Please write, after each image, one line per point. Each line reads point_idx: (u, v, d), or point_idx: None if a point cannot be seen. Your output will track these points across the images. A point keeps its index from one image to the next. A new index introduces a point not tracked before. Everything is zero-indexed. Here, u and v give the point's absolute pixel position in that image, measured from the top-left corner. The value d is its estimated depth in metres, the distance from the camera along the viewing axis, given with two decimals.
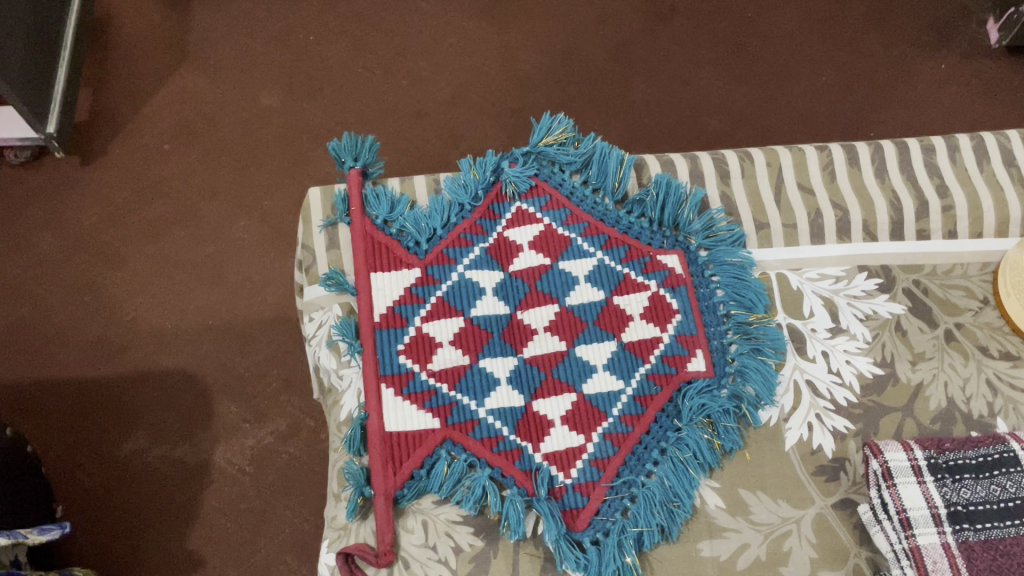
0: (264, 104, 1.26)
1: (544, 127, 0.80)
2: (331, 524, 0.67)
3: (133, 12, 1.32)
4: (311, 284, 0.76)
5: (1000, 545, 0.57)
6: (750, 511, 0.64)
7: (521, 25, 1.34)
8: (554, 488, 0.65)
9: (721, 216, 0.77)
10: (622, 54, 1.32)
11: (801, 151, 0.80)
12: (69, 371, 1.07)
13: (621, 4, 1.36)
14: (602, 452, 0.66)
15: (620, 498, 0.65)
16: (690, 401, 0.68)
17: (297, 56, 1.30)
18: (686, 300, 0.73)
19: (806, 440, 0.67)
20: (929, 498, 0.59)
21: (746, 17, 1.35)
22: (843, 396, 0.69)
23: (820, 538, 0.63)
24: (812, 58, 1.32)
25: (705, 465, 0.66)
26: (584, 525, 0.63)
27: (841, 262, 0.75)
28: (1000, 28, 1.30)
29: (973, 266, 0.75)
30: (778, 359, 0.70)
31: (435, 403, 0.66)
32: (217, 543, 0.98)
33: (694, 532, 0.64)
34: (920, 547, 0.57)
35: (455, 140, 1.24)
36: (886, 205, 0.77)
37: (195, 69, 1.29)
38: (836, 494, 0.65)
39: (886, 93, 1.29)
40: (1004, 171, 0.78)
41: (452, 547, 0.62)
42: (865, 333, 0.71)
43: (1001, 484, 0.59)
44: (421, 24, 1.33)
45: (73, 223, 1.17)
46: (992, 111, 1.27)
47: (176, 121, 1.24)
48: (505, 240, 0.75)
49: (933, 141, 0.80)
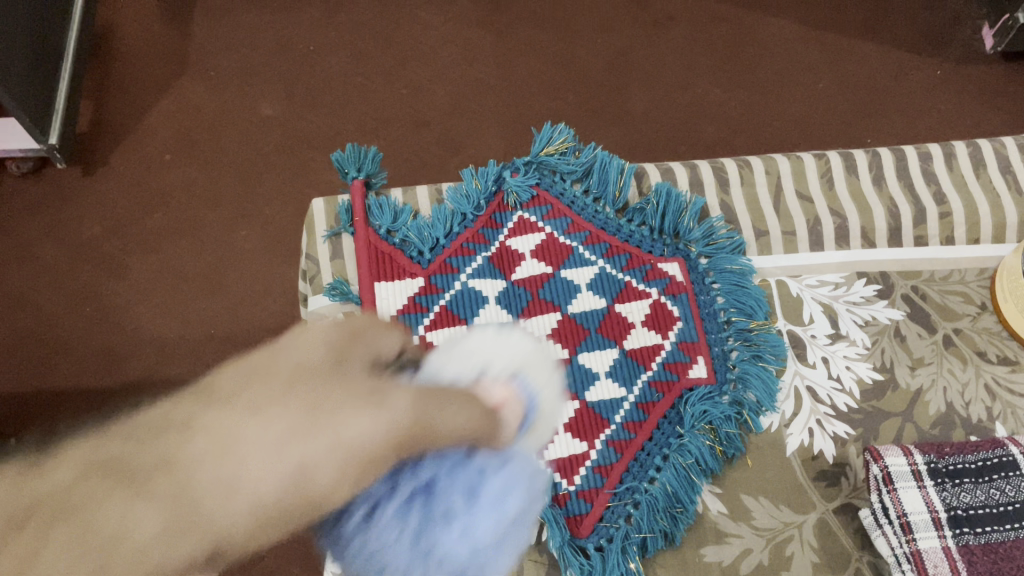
0: (264, 113, 1.27)
1: (545, 137, 0.81)
2: None
3: (133, 23, 1.33)
4: (315, 294, 0.75)
5: (1000, 549, 0.57)
6: (752, 517, 0.65)
7: (519, 34, 1.35)
8: (558, 494, 0.66)
9: (720, 223, 0.77)
10: (619, 62, 1.33)
11: (798, 158, 0.81)
12: (72, 381, 1.08)
13: (618, 12, 1.37)
14: (606, 459, 0.67)
15: (623, 504, 0.66)
16: (692, 408, 0.69)
17: (298, 67, 1.31)
18: (686, 307, 0.74)
19: (807, 445, 0.68)
20: (929, 502, 0.60)
21: (743, 24, 1.36)
22: (843, 401, 0.69)
23: (821, 543, 0.64)
24: (809, 66, 1.33)
25: (707, 471, 0.67)
26: (588, 532, 0.65)
27: (840, 268, 0.75)
28: (995, 35, 1.31)
29: (971, 271, 0.75)
30: (779, 366, 0.71)
31: None
32: None
33: (697, 537, 0.64)
34: (920, 551, 0.58)
35: (454, 149, 1.25)
36: (883, 212, 0.77)
37: (196, 80, 1.29)
38: (837, 499, 0.65)
39: (882, 99, 1.30)
40: (999, 177, 0.79)
41: None
42: (864, 339, 0.72)
43: (1000, 487, 0.60)
44: (419, 34, 1.34)
45: (75, 233, 1.17)
46: (987, 116, 1.28)
47: (177, 132, 1.25)
48: (507, 249, 0.76)
49: (929, 148, 0.81)
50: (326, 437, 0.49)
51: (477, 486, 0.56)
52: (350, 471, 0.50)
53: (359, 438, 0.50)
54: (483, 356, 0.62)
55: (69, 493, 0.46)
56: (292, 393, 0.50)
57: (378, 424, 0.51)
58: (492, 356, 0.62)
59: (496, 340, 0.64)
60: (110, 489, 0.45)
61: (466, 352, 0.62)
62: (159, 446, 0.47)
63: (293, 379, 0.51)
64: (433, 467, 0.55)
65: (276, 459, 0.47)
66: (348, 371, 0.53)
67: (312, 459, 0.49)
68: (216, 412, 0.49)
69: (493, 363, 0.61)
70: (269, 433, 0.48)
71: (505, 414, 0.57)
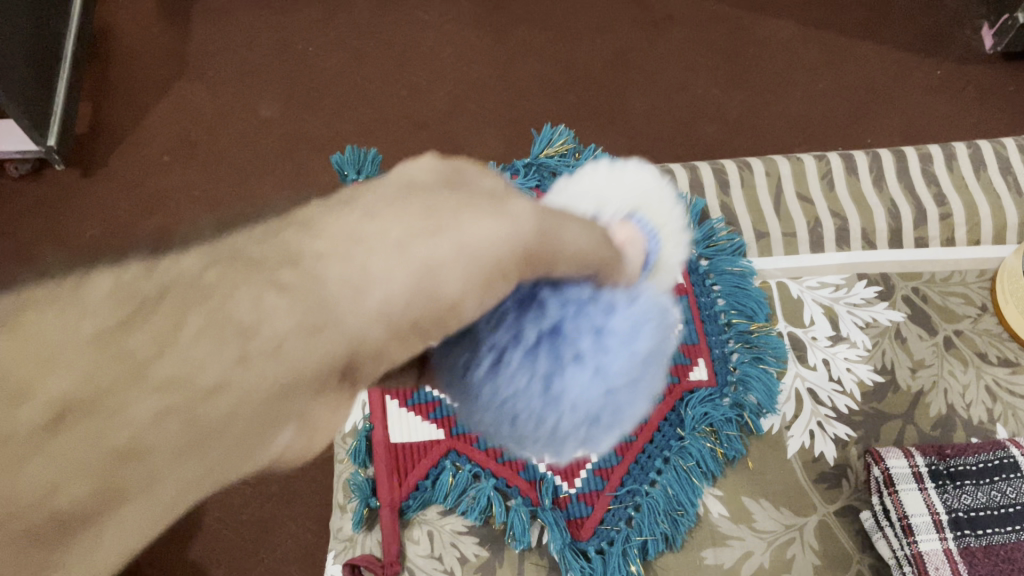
0: (263, 114, 1.27)
1: (545, 139, 0.81)
2: (337, 535, 0.66)
3: (132, 24, 1.33)
4: None
5: (1001, 551, 0.57)
6: (753, 520, 0.65)
7: (519, 34, 1.34)
8: (558, 497, 0.66)
9: (721, 224, 0.77)
10: (619, 62, 1.33)
11: (799, 160, 0.81)
12: None
13: (618, 12, 1.37)
14: (606, 461, 0.67)
15: (624, 506, 0.65)
16: (693, 410, 0.69)
17: (297, 67, 1.31)
18: (686, 309, 0.74)
19: (808, 447, 0.67)
20: (930, 504, 0.59)
21: (742, 24, 1.36)
22: (844, 403, 0.69)
23: (822, 546, 0.64)
24: (809, 66, 1.33)
25: (708, 473, 0.67)
26: (589, 534, 0.64)
27: (840, 270, 0.75)
28: (995, 35, 1.31)
29: (971, 273, 0.75)
30: (780, 367, 0.71)
31: (439, 414, 0.69)
32: (220, 554, 0.99)
33: (699, 540, 0.64)
34: (922, 553, 0.57)
35: (454, 149, 1.25)
36: (884, 213, 0.77)
37: (195, 81, 1.29)
38: (838, 501, 0.65)
39: (882, 99, 1.30)
40: (999, 178, 0.79)
41: (457, 557, 0.63)
42: (865, 341, 0.72)
43: (1001, 489, 0.59)
44: (418, 34, 1.34)
45: (74, 235, 1.17)
46: (988, 116, 1.28)
47: (176, 134, 1.25)
48: None
49: (929, 149, 0.81)
50: (446, 239, 0.38)
51: (601, 322, 0.49)
52: (476, 278, 0.39)
53: (484, 242, 0.39)
54: (594, 199, 0.63)
55: (200, 275, 0.35)
56: (412, 196, 0.40)
57: (502, 228, 0.39)
58: (607, 194, 0.64)
59: (610, 177, 0.66)
60: (235, 277, 0.35)
61: (580, 193, 0.64)
62: (277, 242, 0.37)
63: (395, 194, 0.40)
64: (560, 305, 0.48)
65: (396, 262, 0.37)
66: (463, 188, 0.42)
67: (432, 266, 0.38)
68: (337, 215, 0.38)
69: (608, 202, 0.63)
70: (393, 233, 0.38)
71: (626, 250, 0.57)
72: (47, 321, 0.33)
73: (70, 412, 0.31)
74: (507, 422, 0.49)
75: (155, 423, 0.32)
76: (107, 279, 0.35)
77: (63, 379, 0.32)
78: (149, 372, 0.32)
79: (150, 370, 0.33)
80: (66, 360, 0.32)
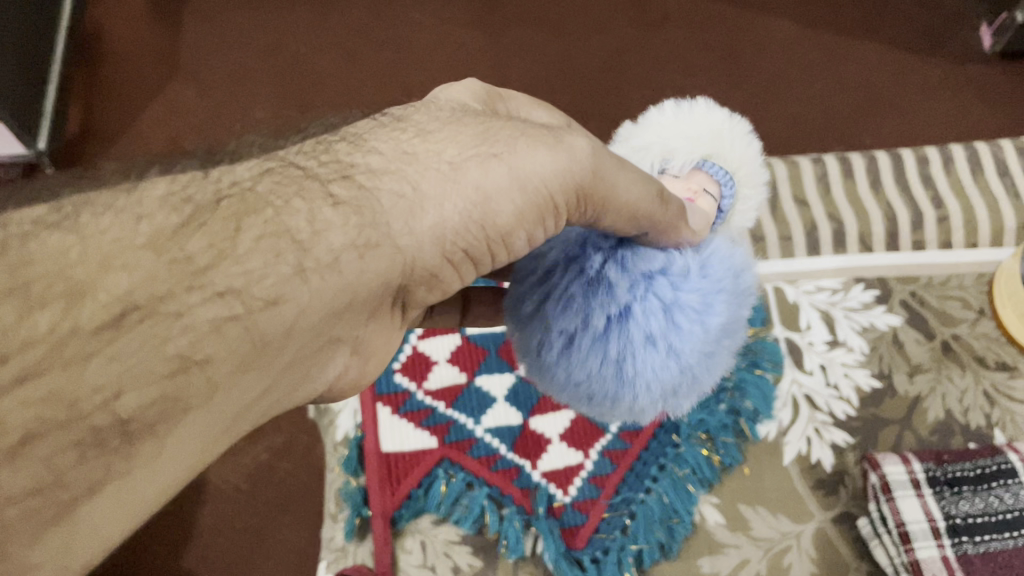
0: (256, 116, 1.25)
1: None
2: (328, 545, 0.65)
3: (123, 25, 1.32)
4: None
5: (999, 558, 0.56)
6: (750, 527, 0.64)
7: (513, 34, 1.33)
8: (553, 506, 0.66)
9: None
10: (615, 62, 1.32)
11: (795, 163, 0.80)
12: None
13: (613, 12, 1.36)
14: (601, 469, 0.68)
15: (619, 515, 0.66)
16: (689, 417, 0.68)
17: (290, 68, 1.30)
18: None
19: (805, 454, 0.67)
20: (928, 511, 0.59)
21: (739, 24, 1.36)
22: (842, 409, 0.69)
23: (820, 554, 0.63)
24: (806, 65, 1.32)
25: (704, 481, 0.66)
26: (583, 543, 0.64)
27: (837, 274, 0.75)
28: (994, 33, 1.30)
29: (968, 276, 0.74)
30: (776, 373, 0.70)
31: (432, 422, 0.70)
32: (212, 563, 0.97)
33: (695, 548, 0.63)
34: (920, 561, 0.56)
35: None
36: (881, 216, 0.77)
37: (186, 83, 1.28)
38: (835, 508, 0.64)
39: (880, 99, 1.29)
40: (997, 180, 0.78)
41: (451, 567, 0.62)
42: (862, 346, 0.71)
43: (1000, 495, 0.58)
44: (413, 34, 1.33)
45: None
46: (987, 115, 1.27)
47: (167, 135, 1.24)
48: None
49: (926, 151, 0.80)
50: (504, 161, 0.35)
51: (672, 295, 0.44)
52: (532, 210, 0.37)
53: (544, 171, 0.36)
54: (660, 145, 0.63)
55: (255, 182, 0.31)
56: (466, 116, 0.37)
57: (561, 159, 0.37)
58: (671, 141, 0.63)
59: (674, 120, 0.64)
60: (286, 183, 0.31)
61: (643, 140, 0.63)
62: (326, 153, 0.33)
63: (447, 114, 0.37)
64: (624, 276, 0.43)
65: (453, 191, 0.34)
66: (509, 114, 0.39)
67: (491, 200, 0.35)
68: (385, 130, 0.35)
69: (675, 151, 0.63)
70: (450, 152, 0.34)
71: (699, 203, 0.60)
72: (105, 218, 0.28)
73: (133, 309, 0.26)
74: (584, 402, 0.46)
75: (215, 329, 0.27)
76: (162, 184, 0.31)
77: (121, 277, 0.27)
78: (210, 274, 0.28)
79: (208, 274, 0.28)
80: (121, 257, 0.27)
